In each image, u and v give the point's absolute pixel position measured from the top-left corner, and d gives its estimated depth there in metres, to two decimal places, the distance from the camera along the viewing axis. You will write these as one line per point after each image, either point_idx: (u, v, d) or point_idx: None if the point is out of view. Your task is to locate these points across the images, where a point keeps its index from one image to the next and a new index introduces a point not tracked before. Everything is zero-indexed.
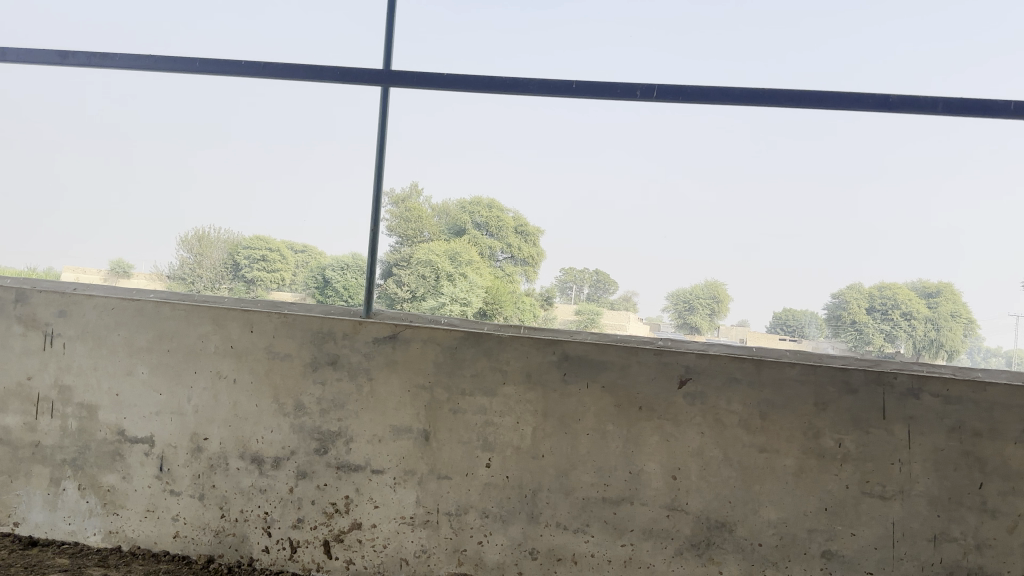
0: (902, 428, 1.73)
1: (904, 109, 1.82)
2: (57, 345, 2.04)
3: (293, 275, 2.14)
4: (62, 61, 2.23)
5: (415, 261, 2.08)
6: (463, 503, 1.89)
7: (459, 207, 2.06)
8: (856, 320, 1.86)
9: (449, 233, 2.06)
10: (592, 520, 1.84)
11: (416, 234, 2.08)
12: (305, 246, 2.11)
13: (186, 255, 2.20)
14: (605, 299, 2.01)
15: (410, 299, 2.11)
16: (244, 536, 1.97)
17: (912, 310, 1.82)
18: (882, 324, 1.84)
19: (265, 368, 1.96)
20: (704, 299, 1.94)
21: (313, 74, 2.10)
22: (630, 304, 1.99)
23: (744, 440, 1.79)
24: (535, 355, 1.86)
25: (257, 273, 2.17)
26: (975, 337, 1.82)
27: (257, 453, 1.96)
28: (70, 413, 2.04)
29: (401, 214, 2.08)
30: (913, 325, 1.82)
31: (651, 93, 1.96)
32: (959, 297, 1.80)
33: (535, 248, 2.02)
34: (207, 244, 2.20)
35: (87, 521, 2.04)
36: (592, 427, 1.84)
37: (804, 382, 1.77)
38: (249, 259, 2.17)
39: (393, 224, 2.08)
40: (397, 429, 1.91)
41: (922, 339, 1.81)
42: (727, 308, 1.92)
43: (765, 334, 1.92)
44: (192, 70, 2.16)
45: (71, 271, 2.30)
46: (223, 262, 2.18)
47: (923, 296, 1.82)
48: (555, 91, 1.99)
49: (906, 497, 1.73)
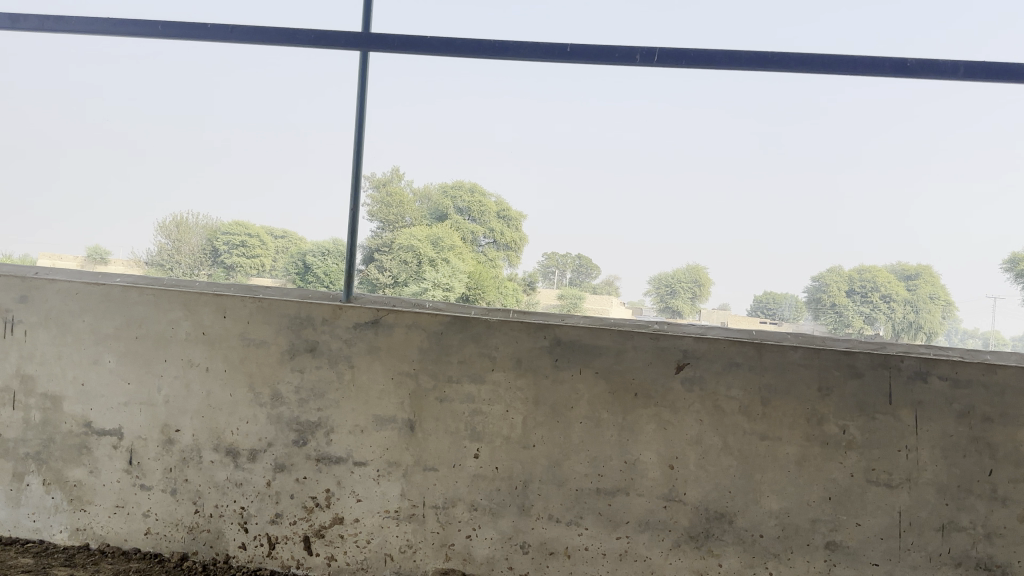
0: (909, 413, 1.66)
1: (924, 74, 1.65)
2: (18, 332, 1.92)
3: (272, 261, 2.13)
4: (12, 25, 2.01)
5: (399, 245, 2.28)
6: (450, 495, 1.80)
7: (441, 191, 2.43)
8: (836, 302, 1.83)
9: (433, 220, 2.42)
10: (586, 512, 1.76)
11: (399, 219, 2.24)
12: (285, 230, 2.16)
13: (164, 241, 2.19)
14: (587, 284, 2.23)
15: (391, 284, 2.25)
16: (219, 532, 1.88)
17: (892, 293, 1.81)
18: (862, 306, 1.82)
19: (240, 356, 1.85)
20: (687, 283, 2.05)
21: (284, 38, 1.98)
22: (612, 287, 2.15)
23: (744, 427, 1.71)
24: (526, 341, 1.77)
25: (236, 258, 2.25)
26: (953, 319, 1.77)
27: (232, 445, 1.86)
28: (33, 405, 1.92)
29: (382, 197, 2.09)
30: (892, 308, 1.82)
31: (652, 58, 1.77)
32: (936, 280, 1.79)
33: (518, 232, 2.42)
34: (185, 230, 2.23)
35: (52, 519, 1.93)
36: (586, 414, 1.75)
37: (807, 366, 1.69)
38: (227, 245, 2.26)
39: (376, 208, 2.05)
40: (380, 419, 1.81)
41: (900, 321, 1.82)
42: (709, 292, 2.00)
43: (746, 317, 1.90)
44: (155, 33, 1.96)
45: (48, 258, 2.20)
46: (200, 248, 2.25)
47: (901, 279, 1.82)
48: (549, 55, 1.81)
49: (913, 485, 1.66)
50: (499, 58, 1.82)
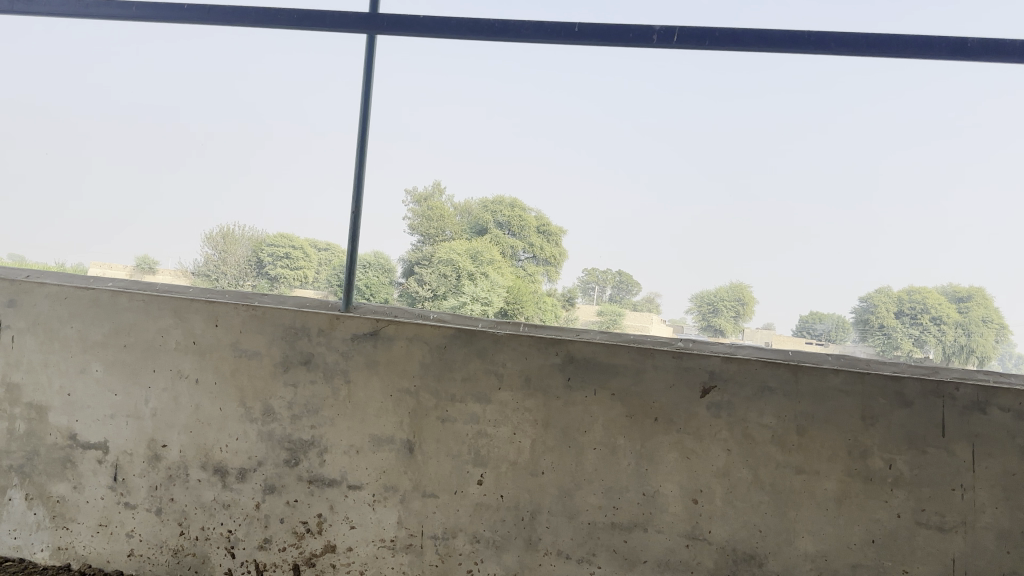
0: (965, 448, 1.46)
1: (987, 57, 1.45)
2: (5, 338, 1.82)
3: (316, 273, 2.06)
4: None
5: (437, 260, 2.32)
6: (451, 525, 1.65)
7: (482, 207, 2.53)
8: (884, 323, 1.74)
9: (471, 233, 2.47)
10: (599, 549, 1.60)
11: (438, 233, 2.35)
12: (327, 244, 2.04)
13: (212, 253, 2.18)
14: (627, 298, 2.37)
15: (431, 297, 2.27)
16: (205, 557, 1.75)
17: (943, 316, 1.70)
18: (911, 328, 1.70)
19: (231, 368, 1.73)
20: (729, 301, 2.17)
21: (266, 19, 1.78)
22: (652, 305, 2.26)
23: (778, 459, 1.53)
24: (536, 358, 1.62)
25: (280, 269, 2.16)
26: (1007, 343, 1.62)
27: (221, 464, 1.73)
28: (18, 414, 1.82)
29: (424, 212, 2.34)
30: (943, 330, 1.69)
31: (670, 39, 1.59)
32: (990, 302, 1.66)
33: (556, 249, 2.85)
34: (232, 242, 2.21)
35: (34, 536, 1.83)
36: (601, 440, 1.59)
37: (849, 394, 1.51)
38: (272, 257, 2.21)
39: (413, 223, 2.27)
40: (377, 439, 1.67)
41: (952, 345, 1.67)
42: (750, 309, 2.12)
43: (793, 338, 1.77)
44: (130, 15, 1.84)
45: (99, 267, 2.10)
46: (246, 259, 2.18)
47: (953, 301, 1.69)
48: (554, 36, 1.64)
49: (969, 530, 1.46)
50: (499, 40, 1.66)
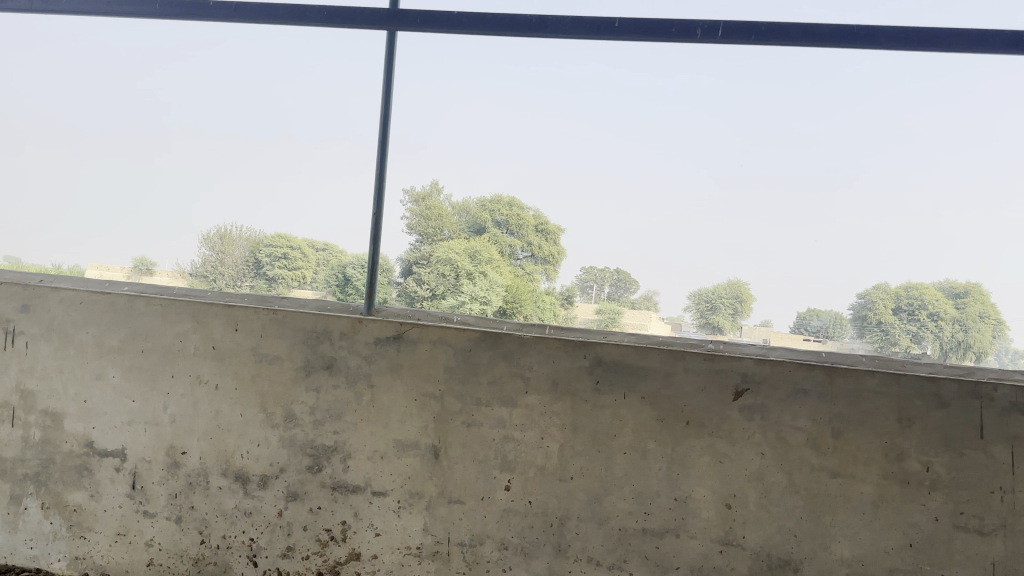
0: (1004, 449, 1.44)
1: None
2: (19, 344, 1.79)
3: (315, 273, 1.94)
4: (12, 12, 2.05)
5: (435, 259, 1.84)
6: (477, 532, 1.62)
7: (480, 204, 1.81)
8: (882, 320, 1.64)
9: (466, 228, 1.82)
10: (630, 555, 1.57)
11: (437, 233, 1.83)
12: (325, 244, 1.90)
13: (208, 253, 1.96)
14: (626, 299, 1.77)
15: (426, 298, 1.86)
16: (227, 565, 1.72)
17: (940, 311, 1.60)
18: (909, 325, 1.63)
19: (251, 373, 1.70)
20: (727, 299, 1.72)
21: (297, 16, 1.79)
22: (652, 304, 1.76)
23: (813, 463, 1.50)
24: (564, 361, 1.59)
25: (278, 270, 1.95)
26: (1005, 338, 1.60)
27: (242, 471, 1.70)
28: (33, 422, 1.78)
29: (420, 212, 1.82)
30: (940, 326, 1.61)
31: (714, 32, 1.60)
32: (987, 298, 1.59)
33: (557, 247, 1.79)
34: (230, 242, 1.96)
35: (51, 546, 1.79)
36: (631, 445, 1.56)
37: (884, 396, 1.48)
38: (270, 257, 1.95)
39: (413, 222, 1.82)
40: (402, 445, 1.64)
41: (949, 341, 1.60)
42: (749, 308, 1.70)
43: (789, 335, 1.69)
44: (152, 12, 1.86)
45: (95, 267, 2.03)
46: (245, 261, 1.95)
47: (950, 296, 1.60)
48: (595, 31, 1.66)
49: (1010, 533, 1.43)
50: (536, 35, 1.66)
